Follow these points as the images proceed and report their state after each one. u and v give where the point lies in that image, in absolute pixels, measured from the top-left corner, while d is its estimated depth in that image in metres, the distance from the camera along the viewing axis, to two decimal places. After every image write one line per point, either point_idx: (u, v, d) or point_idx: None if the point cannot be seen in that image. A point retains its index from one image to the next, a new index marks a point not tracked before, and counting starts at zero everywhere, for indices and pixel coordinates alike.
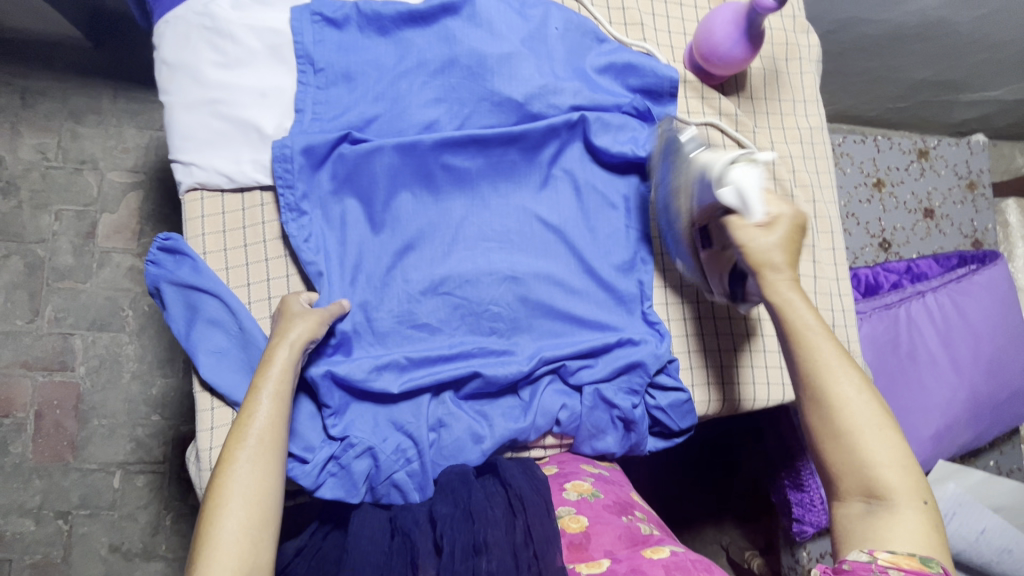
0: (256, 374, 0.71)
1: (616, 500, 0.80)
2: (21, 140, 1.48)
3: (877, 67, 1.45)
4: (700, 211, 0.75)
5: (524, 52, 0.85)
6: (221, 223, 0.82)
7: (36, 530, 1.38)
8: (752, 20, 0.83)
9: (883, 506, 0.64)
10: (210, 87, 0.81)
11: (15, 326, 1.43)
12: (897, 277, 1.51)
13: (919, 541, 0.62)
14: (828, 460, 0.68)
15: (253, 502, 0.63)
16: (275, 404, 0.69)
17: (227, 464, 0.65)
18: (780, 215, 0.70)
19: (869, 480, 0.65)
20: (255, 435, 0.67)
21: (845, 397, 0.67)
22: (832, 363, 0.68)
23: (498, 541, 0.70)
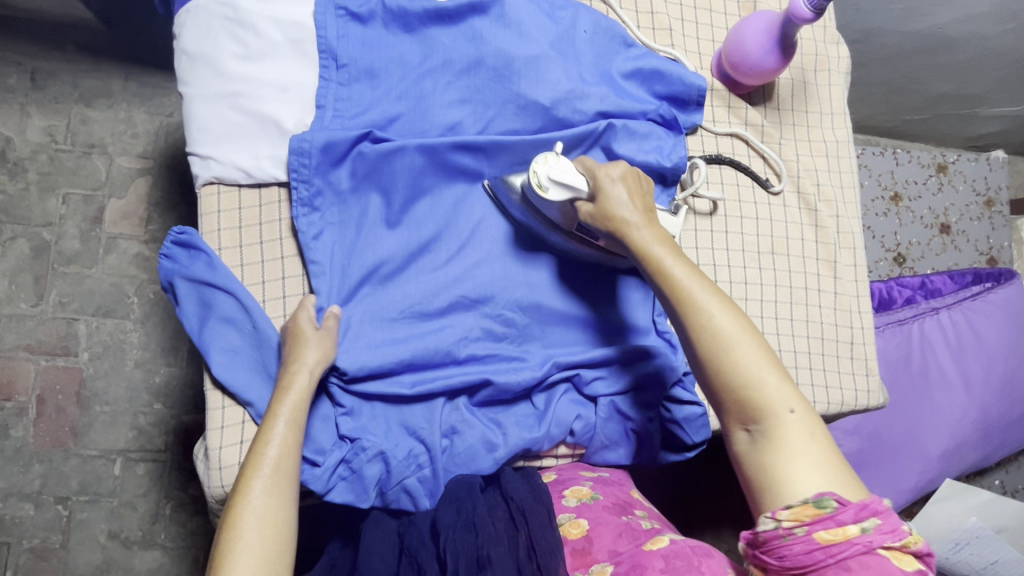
0: (273, 399, 0.71)
1: (615, 501, 0.78)
2: (30, 122, 1.46)
3: (900, 78, 1.42)
4: (561, 217, 0.80)
5: (552, 55, 0.83)
6: (237, 219, 0.81)
7: (34, 515, 1.38)
8: (786, 30, 0.82)
9: (760, 430, 0.63)
10: (231, 79, 0.79)
11: (19, 309, 1.42)
12: (910, 292, 1.48)
13: (802, 461, 0.61)
14: (708, 392, 0.67)
15: (268, 534, 0.62)
16: (290, 430, 0.69)
17: (242, 494, 0.64)
18: (597, 169, 0.77)
19: (744, 407, 0.64)
20: (270, 465, 0.66)
21: (704, 325, 0.66)
22: (692, 287, 0.67)
23: (501, 557, 0.68)
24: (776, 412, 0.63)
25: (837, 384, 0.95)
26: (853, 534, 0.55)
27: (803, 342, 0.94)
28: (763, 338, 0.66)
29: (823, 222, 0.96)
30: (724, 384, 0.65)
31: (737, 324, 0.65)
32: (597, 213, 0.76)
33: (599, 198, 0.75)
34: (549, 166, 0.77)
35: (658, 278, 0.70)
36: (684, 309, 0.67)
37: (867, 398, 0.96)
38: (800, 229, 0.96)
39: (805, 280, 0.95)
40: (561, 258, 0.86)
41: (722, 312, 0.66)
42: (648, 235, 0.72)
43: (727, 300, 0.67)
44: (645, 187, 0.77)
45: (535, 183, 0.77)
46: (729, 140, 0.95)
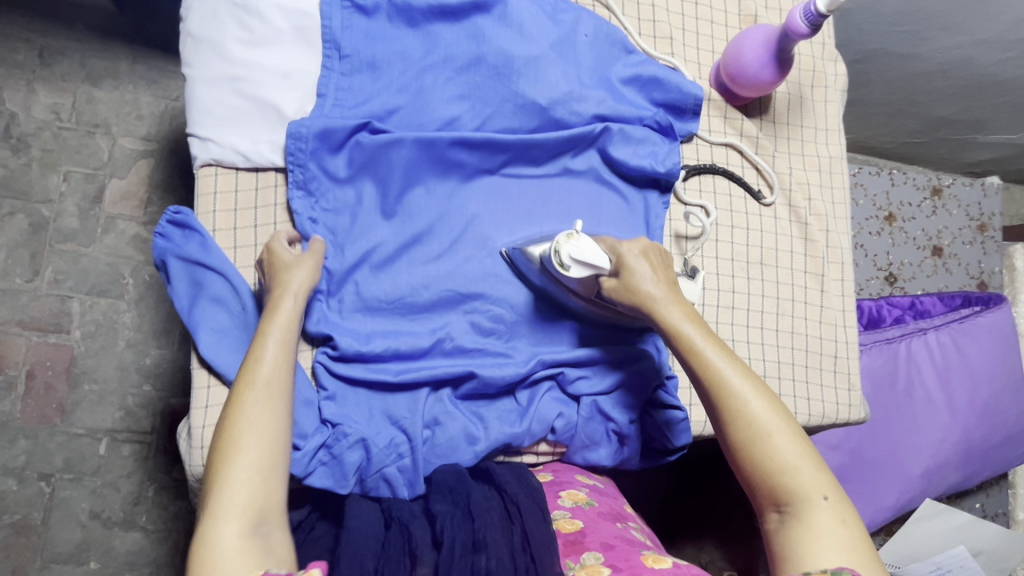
0: (262, 318, 0.71)
1: (610, 510, 0.79)
2: (35, 98, 1.46)
3: (899, 100, 1.44)
4: (580, 287, 0.82)
5: (551, 57, 0.84)
6: (233, 201, 0.81)
7: (16, 491, 1.38)
8: (783, 44, 0.83)
9: (792, 515, 0.63)
10: (234, 63, 0.80)
11: (13, 284, 1.42)
12: (901, 312, 1.50)
13: (838, 549, 0.60)
14: (739, 474, 0.67)
15: (262, 445, 0.63)
16: (282, 349, 0.69)
17: (237, 407, 0.65)
18: (619, 246, 0.79)
19: (776, 490, 0.64)
20: (262, 380, 0.67)
21: (737, 408, 0.67)
22: (725, 369, 0.69)
23: (495, 540, 0.69)
24: (808, 498, 0.63)
25: (819, 397, 0.96)
26: None
27: (787, 353, 0.95)
28: (795, 423, 0.67)
29: (813, 236, 0.97)
30: (755, 466, 0.65)
31: (769, 409, 0.66)
32: (621, 289, 0.78)
33: (622, 272, 0.77)
34: (571, 245, 0.79)
35: (689, 357, 0.71)
36: (714, 389, 0.68)
37: (848, 412, 0.97)
38: (789, 242, 0.97)
39: (792, 292, 0.96)
40: (580, 321, 0.88)
41: (754, 396, 0.67)
42: (676, 311, 0.74)
43: (759, 383, 0.69)
44: (668, 265, 0.80)
45: (556, 260, 0.79)
46: (724, 150, 0.96)
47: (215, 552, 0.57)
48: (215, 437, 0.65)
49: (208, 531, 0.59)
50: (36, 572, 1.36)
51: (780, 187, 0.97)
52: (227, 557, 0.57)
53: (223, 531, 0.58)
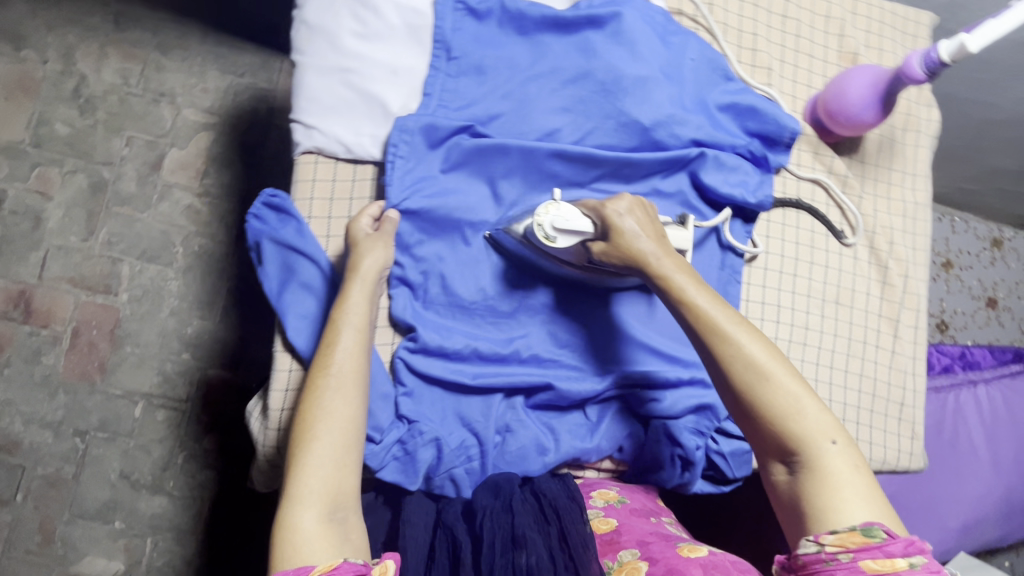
0: (334, 308, 0.74)
1: (642, 505, 0.81)
2: (107, 62, 1.49)
3: (960, 145, 1.40)
4: (573, 256, 0.81)
5: (659, 78, 0.84)
6: (330, 191, 0.83)
7: (52, 444, 1.40)
8: (891, 87, 0.82)
9: (803, 467, 0.62)
10: (345, 55, 0.81)
11: (68, 241, 1.45)
12: (950, 361, 1.49)
13: (852, 493, 0.60)
14: (746, 431, 0.66)
15: (338, 432, 0.66)
16: (355, 337, 0.72)
17: (314, 392, 0.68)
18: (603, 207, 0.77)
19: (781, 439, 0.63)
20: (336, 369, 0.70)
21: (735, 358, 0.66)
22: (717, 318, 0.68)
23: (534, 541, 0.70)
24: (816, 443, 0.62)
25: (882, 442, 0.95)
26: (902, 568, 0.53)
27: (854, 395, 0.94)
28: (791, 366, 0.66)
29: (891, 280, 0.97)
30: (758, 418, 0.64)
31: (767, 353, 0.65)
32: (613, 249, 0.76)
33: (611, 234, 0.76)
34: (552, 214, 0.77)
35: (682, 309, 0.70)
36: (709, 338, 0.67)
37: (908, 460, 0.96)
38: (866, 283, 0.96)
39: (864, 334, 0.96)
40: (555, 285, 0.86)
41: (751, 341, 0.66)
42: (668, 265, 0.73)
43: (752, 328, 0.68)
44: (652, 216, 0.78)
45: (541, 234, 0.77)
46: (811, 185, 0.95)
47: (297, 534, 0.59)
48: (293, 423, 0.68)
49: (289, 515, 0.60)
50: (63, 526, 1.39)
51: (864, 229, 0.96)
52: (308, 538, 0.59)
53: (302, 515, 0.60)
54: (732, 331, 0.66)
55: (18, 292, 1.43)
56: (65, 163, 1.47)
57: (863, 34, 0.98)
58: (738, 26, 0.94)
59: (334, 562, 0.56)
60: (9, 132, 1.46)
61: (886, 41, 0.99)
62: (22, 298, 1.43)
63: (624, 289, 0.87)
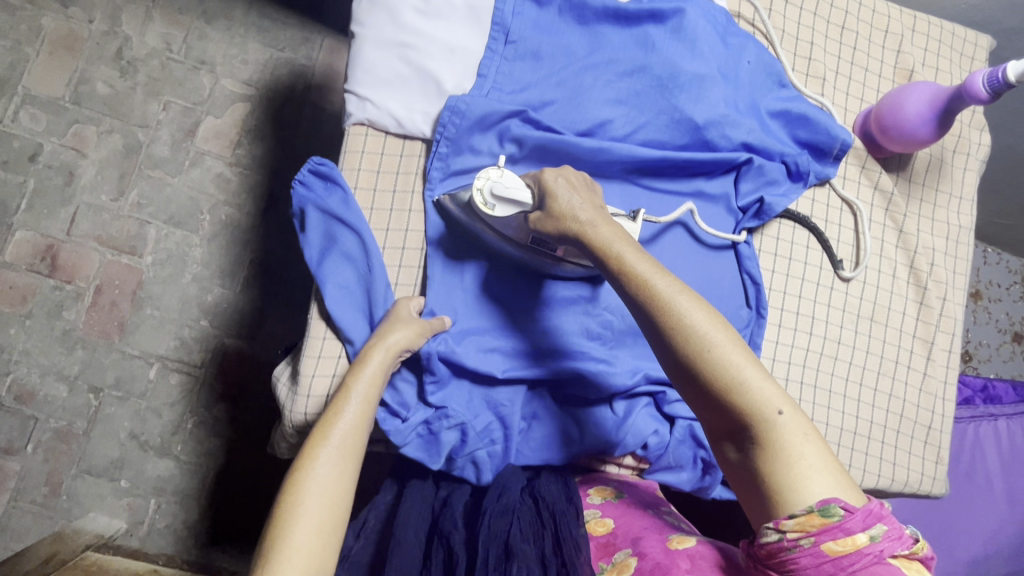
0: (350, 373, 0.72)
1: (640, 499, 0.78)
2: (151, 26, 1.51)
3: (998, 178, 1.39)
4: (515, 233, 0.78)
5: (716, 78, 0.84)
6: (377, 163, 0.83)
7: (66, 398, 1.42)
8: (950, 105, 0.81)
9: (755, 445, 0.58)
10: (404, 30, 0.82)
11: (99, 199, 1.47)
12: (970, 392, 1.47)
13: (810, 467, 0.55)
14: (698, 411, 0.62)
15: (330, 508, 0.61)
16: (363, 407, 0.69)
17: (308, 458, 0.63)
18: (540, 173, 0.73)
19: (732, 416, 0.59)
20: (339, 436, 0.65)
21: (676, 332, 0.60)
22: (657, 288, 0.62)
23: (525, 549, 0.67)
24: (768, 417, 0.57)
25: (905, 463, 0.94)
26: (862, 544, 0.51)
27: (881, 415, 0.93)
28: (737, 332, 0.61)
29: (929, 302, 0.95)
30: (706, 397, 0.60)
31: (710, 323, 0.60)
32: (545, 216, 0.71)
33: (545, 200, 0.71)
34: (495, 181, 0.74)
35: (622, 279, 0.64)
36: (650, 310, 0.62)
37: (930, 485, 0.95)
38: (903, 303, 0.95)
39: (896, 354, 0.95)
40: (493, 263, 0.83)
41: (693, 311, 0.61)
42: (605, 233, 0.67)
43: (694, 294, 0.62)
44: (592, 187, 0.73)
45: (479, 201, 0.75)
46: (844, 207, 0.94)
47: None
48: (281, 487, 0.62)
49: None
50: (71, 480, 1.40)
51: (905, 248, 0.95)
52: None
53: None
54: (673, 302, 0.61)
55: (45, 246, 1.45)
56: (101, 122, 1.48)
57: (921, 52, 0.97)
58: (796, 34, 0.94)
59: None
60: (50, 87, 1.47)
61: (942, 61, 0.98)
62: (49, 252, 1.45)
63: (559, 276, 0.83)
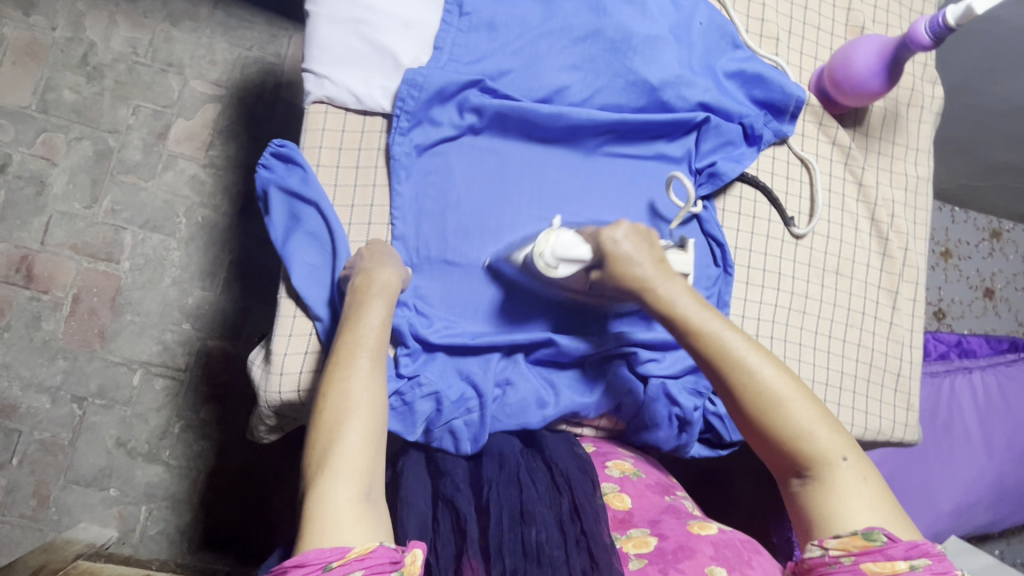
0: (361, 282, 0.73)
1: (657, 481, 0.82)
2: (116, 31, 1.50)
3: (964, 139, 1.42)
4: (573, 282, 0.80)
5: (668, 39, 0.85)
6: (339, 140, 0.83)
7: (49, 409, 1.40)
8: (898, 55, 0.83)
9: (816, 481, 0.64)
10: (358, 6, 0.82)
11: (72, 208, 1.45)
12: (945, 348, 1.50)
13: (866, 506, 0.61)
14: (758, 448, 0.68)
15: (375, 408, 0.63)
16: (386, 315, 0.71)
17: (347, 368, 0.65)
18: (600, 232, 0.75)
19: (795, 457, 0.65)
20: (369, 345, 0.68)
21: (745, 381, 0.67)
22: (729, 340, 0.69)
23: (542, 513, 0.72)
24: (829, 460, 0.63)
25: (877, 412, 0.96)
26: (900, 569, 0.57)
27: (851, 364, 0.95)
28: (802, 386, 0.67)
29: (892, 252, 0.98)
30: (771, 439, 0.66)
31: (780, 377, 0.67)
32: (607, 274, 0.75)
33: (606, 263, 0.74)
34: (552, 244, 0.76)
35: (693, 335, 0.70)
36: (720, 362, 0.68)
37: (902, 431, 0.97)
38: (867, 254, 0.98)
39: (863, 305, 0.97)
40: (553, 310, 0.86)
41: (760, 365, 0.67)
42: (667, 288, 0.73)
43: (762, 350, 0.69)
44: (655, 240, 0.76)
45: (541, 264, 0.76)
46: (798, 166, 0.96)
47: (333, 514, 0.56)
48: (322, 398, 0.63)
49: (325, 491, 0.57)
50: (59, 491, 1.39)
51: (865, 200, 0.98)
52: (343, 518, 0.56)
53: (339, 492, 0.57)
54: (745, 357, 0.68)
55: (20, 257, 1.43)
56: (70, 129, 1.47)
57: (871, 9, 0.99)
58: None
59: (369, 546, 0.54)
60: (16, 97, 1.46)
61: (893, 17, 1.00)
62: (24, 263, 1.43)
63: (620, 311, 0.87)
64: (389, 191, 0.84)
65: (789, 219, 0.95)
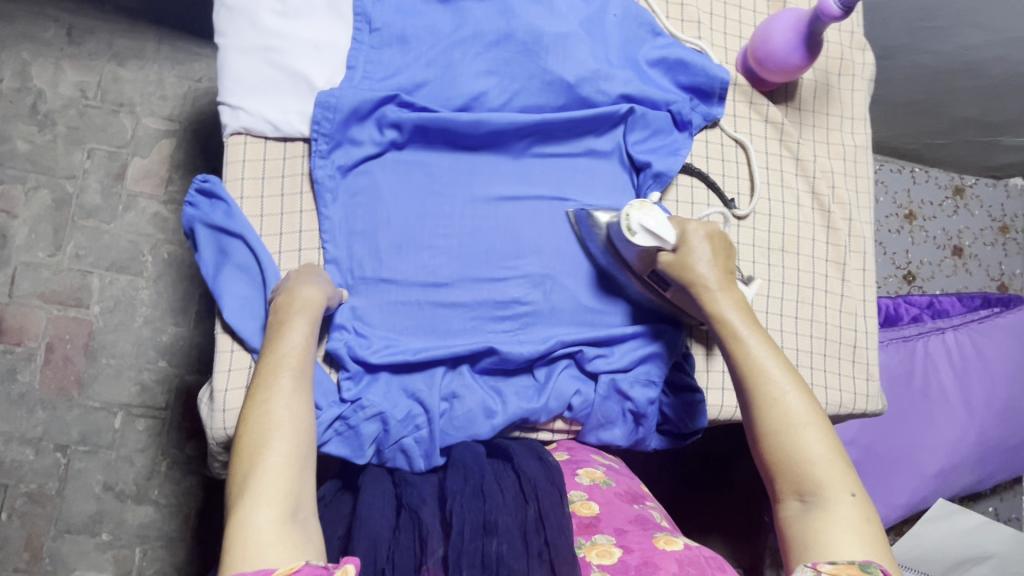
0: (281, 302, 0.74)
1: (627, 489, 0.81)
2: (63, 76, 1.47)
3: (923, 98, 1.41)
4: (637, 260, 0.82)
5: (580, 35, 0.85)
6: (261, 170, 0.83)
7: (33, 461, 1.38)
8: (813, 28, 0.83)
9: (816, 506, 0.65)
10: (267, 34, 0.82)
11: (36, 257, 1.43)
12: (918, 311, 1.48)
13: (854, 539, 0.62)
14: (763, 464, 0.69)
15: (299, 426, 0.65)
16: (308, 331, 0.72)
17: (268, 388, 0.67)
18: (685, 224, 0.82)
19: (799, 477, 0.66)
20: (291, 363, 0.69)
21: (775, 396, 0.70)
22: (768, 359, 0.72)
23: (506, 524, 0.70)
24: (834, 489, 0.64)
25: (837, 386, 0.95)
26: None
27: (805, 341, 0.95)
28: (828, 422, 0.69)
29: (835, 224, 0.97)
30: (784, 456, 0.67)
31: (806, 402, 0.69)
32: (677, 262, 0.80)
33: (684, 246, 0.80)
34: (641, 214, 0.79)
35: (734, 346, 0.74)
36: (757, 377, 0.71)
37: (866, 403, 0.97)
38: (811, 230, 0.97)
39: (812, 280, 0.96)
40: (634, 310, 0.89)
41: (794, 390, 0.70)
42: (723, 301, 0.77)
43: (799, 379, 0.72)
44: (730, 254, 0.81)
45: (624, 225, 0.79)
46: (733, 148, 0.95)
47: (254, 536, 0.57)
48: (242, 423, 0.65)
49: (246, 515, 0.58)
50: (51, 541, 1.37)
51: (804, 174, 0.97)
52: (265, 541, 0.57)
53: (261, 515, 0.58)
54: (782, 377, 0.71)
55: None
56: (27, 179, 1.44)
57: None
58: None
59: (294, 567, 0.54)
60: None
61: None
62: None
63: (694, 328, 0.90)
64: (317, 215, 0.83)
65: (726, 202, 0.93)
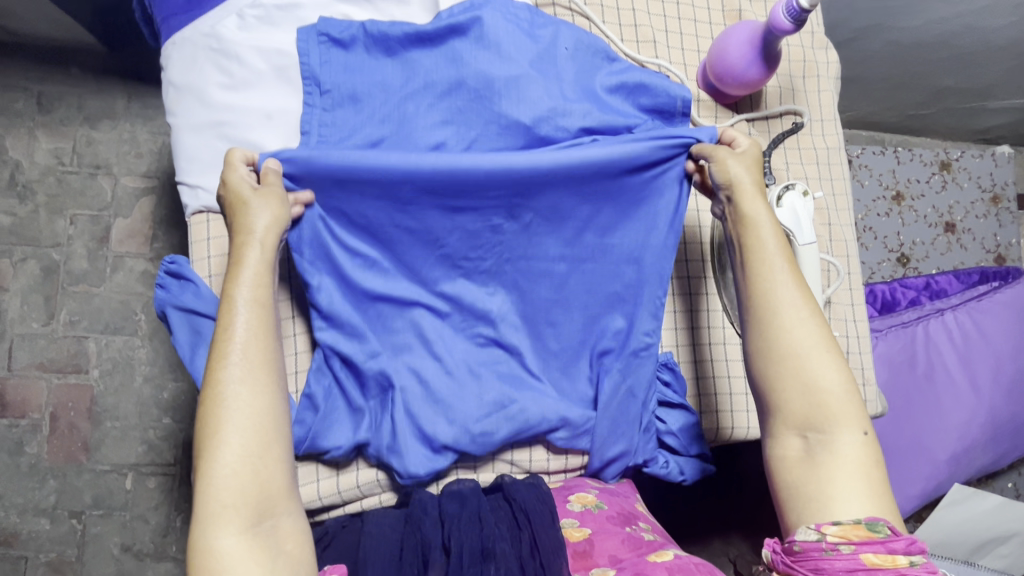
0: (228, 279, 0.69)
1: (619, 511, 0.80)
2: (37, 145, 1.45)
3: (899, 74, 1.39)
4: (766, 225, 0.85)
5: (531, 75, 0.84)
6: (227, 246, 0.82)
7: (50, 529, 1.38)
8: (768, 41, 0.82)
9: (819, 442, 0.67)
10: (218, 109, 0.82)
11: (30, 328, 1.42)
12: (915, 293, 1.47)
13: (858, 484, 0.64)
14: (768, 398, 0.70)
15: (257, 427, 0.63)
16: (253, 312, 0.67)
17: (216, 385, 0.63)
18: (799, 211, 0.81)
19: (808, 415, 0.68)
20: (239, 353, 0.65)
21: (789, 324, 0.70)
22: (787, 285, 0.71)
23: (505, 552, 0.70)
24: (841, 428, 0.66)
25: None
26: (901, 565, 0.57)
27: None
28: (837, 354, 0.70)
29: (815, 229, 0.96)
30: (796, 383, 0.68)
31: (816, 335, 0.69)
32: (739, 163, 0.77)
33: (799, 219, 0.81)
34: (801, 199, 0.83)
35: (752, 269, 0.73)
36: (776, 308, 0.71)
37: None
38: None
39: None
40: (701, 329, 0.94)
41: (808, 322, 0.70)
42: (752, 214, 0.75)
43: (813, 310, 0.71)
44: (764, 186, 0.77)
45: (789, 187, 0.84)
46: None
47: (216, 560, 0.58)
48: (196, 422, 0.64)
49: (205, 537, 0.59)
50: None
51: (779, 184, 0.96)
52: (231, 559, 0.58)
53: (222, 536, 0.59)
54: (795, 303, 0.70)
55: None
56: (13, 252, 1.43)
57: None
58: (616, 5, 0.94)
59: None
60: None
61: None
62: None
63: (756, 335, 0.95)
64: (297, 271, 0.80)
65: (788, 156, 0.96)
